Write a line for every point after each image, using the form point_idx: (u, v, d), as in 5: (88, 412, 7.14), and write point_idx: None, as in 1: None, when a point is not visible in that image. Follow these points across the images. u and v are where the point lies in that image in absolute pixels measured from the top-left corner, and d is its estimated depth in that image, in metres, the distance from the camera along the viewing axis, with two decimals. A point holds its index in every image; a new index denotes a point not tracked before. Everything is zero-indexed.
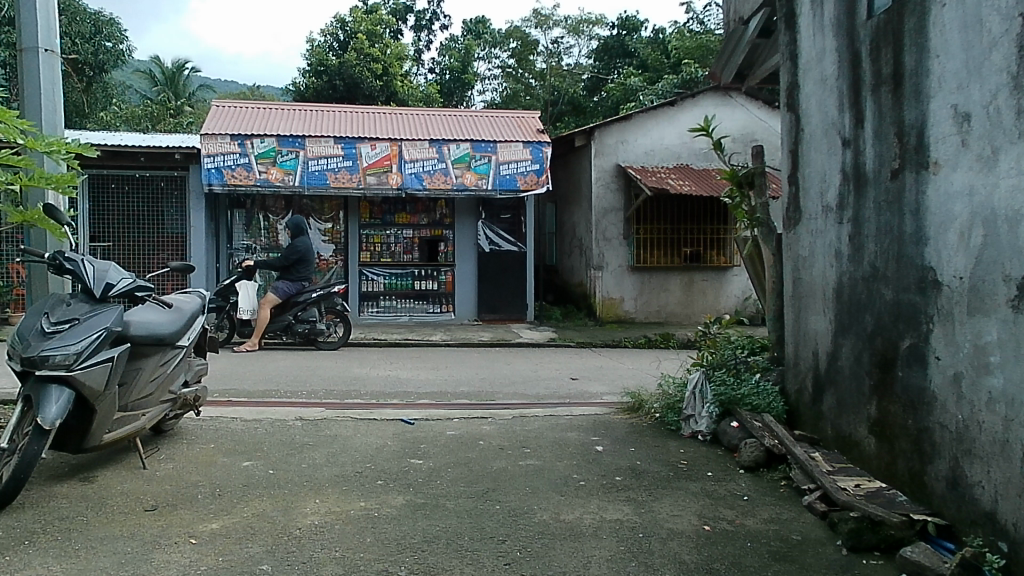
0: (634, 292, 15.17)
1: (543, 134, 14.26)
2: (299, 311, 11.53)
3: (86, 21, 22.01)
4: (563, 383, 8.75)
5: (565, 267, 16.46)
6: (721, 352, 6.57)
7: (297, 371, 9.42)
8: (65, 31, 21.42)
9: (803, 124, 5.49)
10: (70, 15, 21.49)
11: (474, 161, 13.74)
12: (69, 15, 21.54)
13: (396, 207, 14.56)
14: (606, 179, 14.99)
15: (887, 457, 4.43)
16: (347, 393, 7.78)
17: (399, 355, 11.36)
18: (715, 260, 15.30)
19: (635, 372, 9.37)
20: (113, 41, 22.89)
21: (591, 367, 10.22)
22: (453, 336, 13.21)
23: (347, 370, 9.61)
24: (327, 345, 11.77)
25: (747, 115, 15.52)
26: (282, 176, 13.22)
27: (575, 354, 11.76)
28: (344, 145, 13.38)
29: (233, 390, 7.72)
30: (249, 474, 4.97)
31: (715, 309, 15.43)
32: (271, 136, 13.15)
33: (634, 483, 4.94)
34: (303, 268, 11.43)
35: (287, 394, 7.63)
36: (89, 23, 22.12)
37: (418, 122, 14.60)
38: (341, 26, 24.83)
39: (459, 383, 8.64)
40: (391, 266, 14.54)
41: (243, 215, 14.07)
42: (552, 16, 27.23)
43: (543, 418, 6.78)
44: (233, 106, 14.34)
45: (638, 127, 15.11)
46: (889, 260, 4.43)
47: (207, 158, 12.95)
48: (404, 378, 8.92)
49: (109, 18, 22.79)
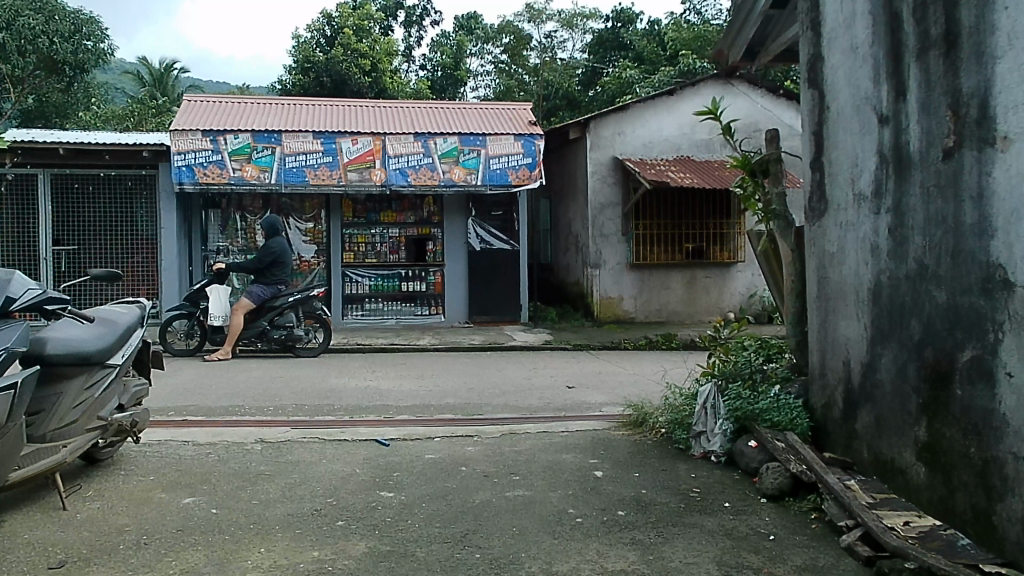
0: (634, 291, 14.46)
1: (535, 127, 13.51)
2: (274, 316, 10.83)
3: (66, 19, 20.95)
4: (558, 393, 8.00)
5: (560, 265, 15.74)
6: (735, 359, 5.85)
7: (269, 383, 8.67)
8: (41, 29, 20.36)
9: (829, 100, 4.76)
10: (48, 13, 20.53)
11: (462, 155, 13.01)
12: (47, 14, 20.54)
13: (381, 205, 13.86)
14: (602, 173, 14.27)
15: (942, 490, 3.72)
16: (318, 409, 7.03)
17: (383, 362, 10.62)
18: (718, 256, 14.58)
19: (637, 380, 8.64)
20: (95, 41, 21.88)
21: (589, 374, 9.48)
22: (442, 340, 12.48)
23: (324, 380, 8.87)
24: (306, 352, 11.08)
25: (750, 103, 14.78)
26: (257, 173, 12.50)
27: (571, 359, 11.02)
28: (324, 140, 12.65)
29: (192, 407, 6.96)
30: (189, 514, 4.22)
31: (718, 307, 14.72)
32: (246, 132, 12.43)
33: (640, 520, 4.19)
34: (278, 271, 10.79)
35: (252, 411, 6.88)
36: (70, 21, 21.01)
37: (404, 116, 13.85)
38: (327, 21, 24.09)
39: (445, 394, 7.89)
40: (376, 267, 13.80)
41: (219, 216, 13.34)
42: (546, 9, 26.46)
43: (534, 436, 6.04)
44: (205, 100, 13.58)
45: (635, 118, 14.39)
46: (942, 256, 3.71)
47: (177, 155, 12.24)
48: (384, 390, 8.17)
49: (91, 16, 21.61)
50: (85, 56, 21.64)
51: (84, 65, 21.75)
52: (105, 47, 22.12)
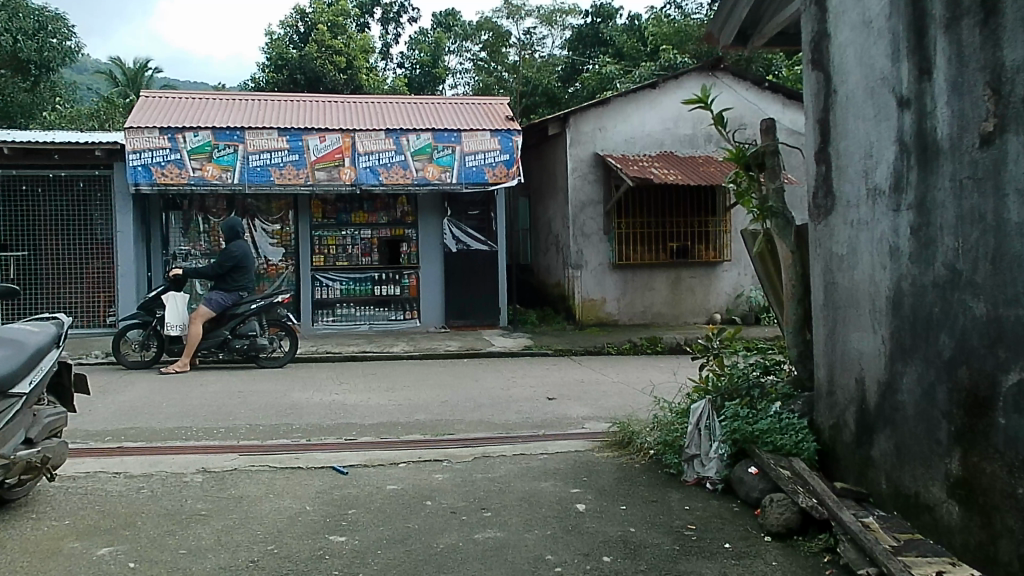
0: (617, 292, 13.92)
1: (513, 122, 12.92)
2: (236, 324, 10.21)
3: (30, 17, 20.04)
4: (538, 406, 7.41)
5: (540, 266, 15.17)
6: (730, 373, 5.31)
7: (225, 398, 8.02)
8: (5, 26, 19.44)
9: (836, 83, 4.23)
10: (11, 9, 19.57)
11: (436, 152, 12.39)
12: (11, 11, 19.59)
13: (352, 205, 13.18)
14: (583, 170, 13.73)
15: (981, 533, 3.20)
16: (274, 430, 6.40)
17: (353, 372, 9.99)
18: (703, 254, 14.06)
19: (623, 392, 8.07)
20: (61, 38, 20.89)
21: (572, 383, 8.91)
22: (417, 346, 11.86)
23: (285, 395, 8.23)
24: (270, 363, 10.45)
25: (735, 97, 14.28)
26: (219, 172, 11.84)
27: (553, 366, 10.44)
28: (290, 137, 12.00)
29: (134, 431, 6.29)
30: (101, 570, 3.60)
31: (704, 308, 14.22)
32: (206, 129, 11.76)
33: (629, 568, 3.62)
34: (240, 276, 10.18)
35: (199, 434, 6.22)
36: (34, 19, 20.15)
37: (375, 111, 13.23)
38: (301, 17, 23.38)
39: (416, 410, 7.28)
40: (348, 270, 13.17)
41: (180, 218, 12.65)
42: (524, 6, 25.89)
43: (511, 460, 5.44)
44: (164, 96, 12.88)
45: (616, 112, 13.85)
46: (979, 260, 3.19)
47: (133, 154, 11.55)
48: (351, 406, 7.55)
49: (56, 14, 20.73)
50: (50, 54, 20.70)
51: (50, 64, 20.87)
52: (72, 45, 21.23)
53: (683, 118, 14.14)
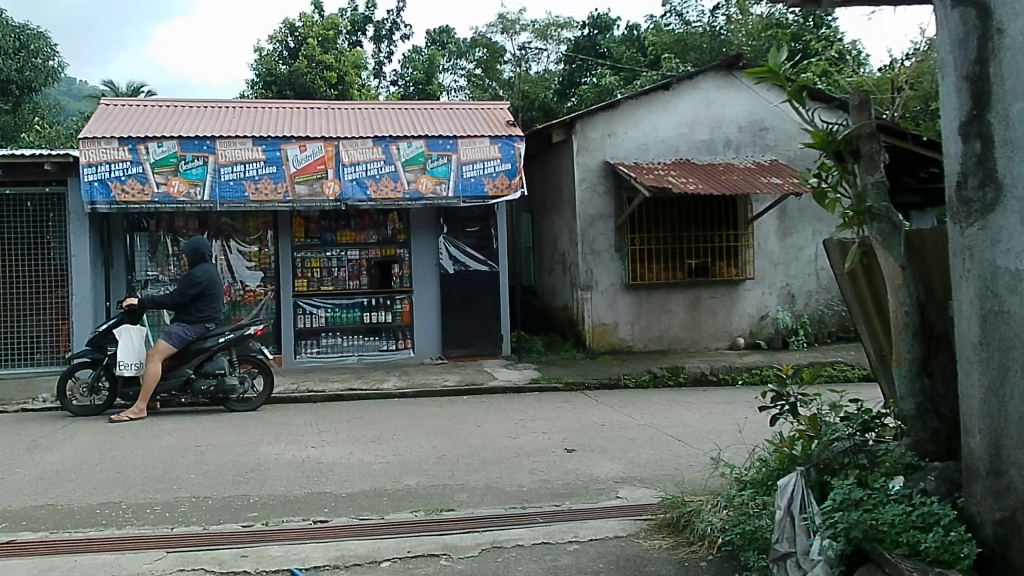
0: (630, 316, 12.57)
1: (515, 127, 11.63)
2: (201, 362, 8.84)
3: (10, 35, 18.53)
4: (556, 466, 6.03)
5: (545, 287, 13.84)
6: (826, 441, 3.97)
7: (177, 455, 6.62)
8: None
9: (1000, 19, 2.94)
10: None
11: (430, 162, 11.09)
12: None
13: (337, 222, 11.85)
14: (591, 181, 12.44)
15: None
16: (225, 508, 5.02)
17: (336, 415, 8.60)
18: (725, 272, 12.76)
19: (655, 445, 6.69)
20: (44, 58, 19.33)
21: (594, 428, 7.53)
22: (411, 381, 10.48)
23: (250, 449, 6.85)
24: (242, 407, 9.06)
25: (755, 98, 13.05)
26: (186, 188, 10.50)
27: (566, 403, 9.07)
28: (266, 146, 10.68)
29: (44, 513, 4.92)
30: None
31: (726, 332, 12.86)
32: (171, 138, 10.45)
33: None
34: (206, 305, 8.82)
35: (124, 516, 4.84)
36: (15, 37, 18.65)
37: (363, 118, 11.96)
38: (290, 32, 22.14)
39: (405, 472, 5.90)
40: (335, 296, 11.79)
41: (146, 240, 11.31)
42: (519, 20, 24.79)
43: (532, 555, 4.06)
44: (126, 104, 11.60)
45: (627, 116, 12.59)
46: None
47: (88, 168, 10.23)
48: (327, 466, 6.17)
49: (39, 31, 19.10)
50: (32, 74, 19.06)
51: (32, 84, 19.18)
52: (55, 65, 19.58)
53: (700, 123, 12.87)
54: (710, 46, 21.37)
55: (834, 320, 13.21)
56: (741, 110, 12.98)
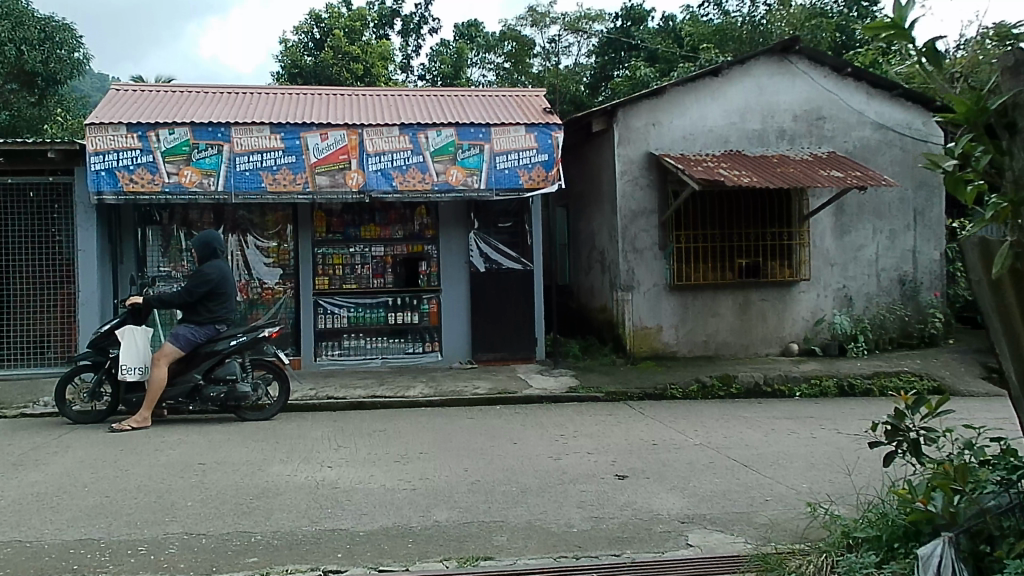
0: (674, 319, 11.68)
1: (553, 115, 10.78)
2: (211, 366, 8.09)
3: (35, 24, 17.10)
4: (608, 498, 5.19)
5: (581, 287, 13.00)
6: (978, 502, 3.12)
7: (176, 475, 5.86)
8: (7, 36, 16.55)
9: None
10: (14, 17, 16.71)
11: (461, 152, 10.27)
12: (13, 19, 16.68)
13: (361, 216, 11.08)
14: (634, 173, 11.55)
15: None
16: (220, 550, 4.23)
17: (357, 427, 7.80)
18: (777, 273, 11.82)
19: (719, 472, 5.84)
20: (70, 50, 17.83)
21: (645, 448, 6.68)
22: (438, 388, 9.67)
23: (257, 469, 6.06)
24: (254, 415, 8.33)
25: (811, 85, 12.09)
26: (199, 178, 9.78)
27: (608, 417, 8.22)
28: (284, 134, 9.93)
29: (7, 554, 4.16)
30: None
31: (778, 337, 11.93)
32: (184, 125, 9.74)
33: None
34: (217, 305, 8.09)
35: (101, 560, 4.08)
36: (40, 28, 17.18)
37: (389, 104, 11.19)
38: (316, 22, 21.42)
39: (434, 503, 5.10)
40: (358, 294, 11.04)
41: (159, 234, 10.63)
42: (550, 13, 23.88)
43: None
44: (139, 89, 10.93)
45: (672, 104, 11.69)
46: None
47: (94, 156, 9.54)
48: (344, 493, 5.37)
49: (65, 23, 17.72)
50: (58, 66, 17.52)
51: (57, 77, 17.61)
52: (81, 59, 18.11)
53: (751, 111, 11.93)
54: (750, 36, 20.43)
55: (896, 325, 12.21)
56: (796, 98, 12.03)
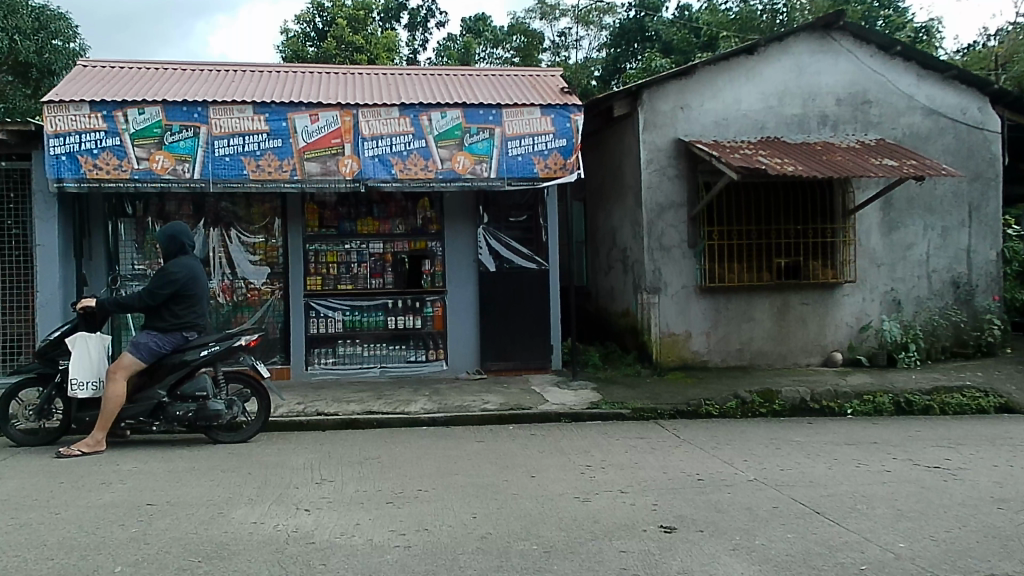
0: (705, 325, 10.50)
1: (571, 96, 9.63)
2: (178, 380, 6.95)
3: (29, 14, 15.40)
4: (656, 563, 4.04)
5: (601, 289, 11.85)
6: None
7: (114, 523, 4.73)
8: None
9: None
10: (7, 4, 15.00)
11: (469, 136, 9.12)
12: (6, 7, 14.97)
13: (357, 209, 9.94)
14: (661, 162, 10.38)
15: None
16: None
17: (346, 454, 6.65)
18: (820, 274, 10.63)
19: (790, 523, 4.69)
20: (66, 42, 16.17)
21: (691, 487, 5.51)
22: (443, 403, 8.52)
23: (217, 514, 4.92)
24: (229, 437, 7.19)
25: (856, 65, 10.89)
26: (173, 164, 8.65)
27: (639, 442, 7.06)
28: (270, 115, 8.80)
29: None
30: None
31: (820, 345, 10.74)
32: (155, 103, 8.62)
33: None
34: (184, 309, 6.95)
35: None
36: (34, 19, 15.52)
37: (388, 84, 10.04)
38: (318, 11, 20.22)
39: (432, 570, 3.95)
40: (354, 296, 9.89)
41: (132, 227, 9.48)
42: (560, 5, 22.65)
43: None
44: (110, 66, 9.82)
45: (702, 85, 10.51)
46: None
47: (53, 139, 8.42)
48: (319, 553, 4.22)
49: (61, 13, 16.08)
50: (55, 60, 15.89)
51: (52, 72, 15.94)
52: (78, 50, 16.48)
53: (790, 94, 10.74)
54: (769, 26, 19.32)
55: (948, 333, 11.02)
56: (838, 79, 10.84)
